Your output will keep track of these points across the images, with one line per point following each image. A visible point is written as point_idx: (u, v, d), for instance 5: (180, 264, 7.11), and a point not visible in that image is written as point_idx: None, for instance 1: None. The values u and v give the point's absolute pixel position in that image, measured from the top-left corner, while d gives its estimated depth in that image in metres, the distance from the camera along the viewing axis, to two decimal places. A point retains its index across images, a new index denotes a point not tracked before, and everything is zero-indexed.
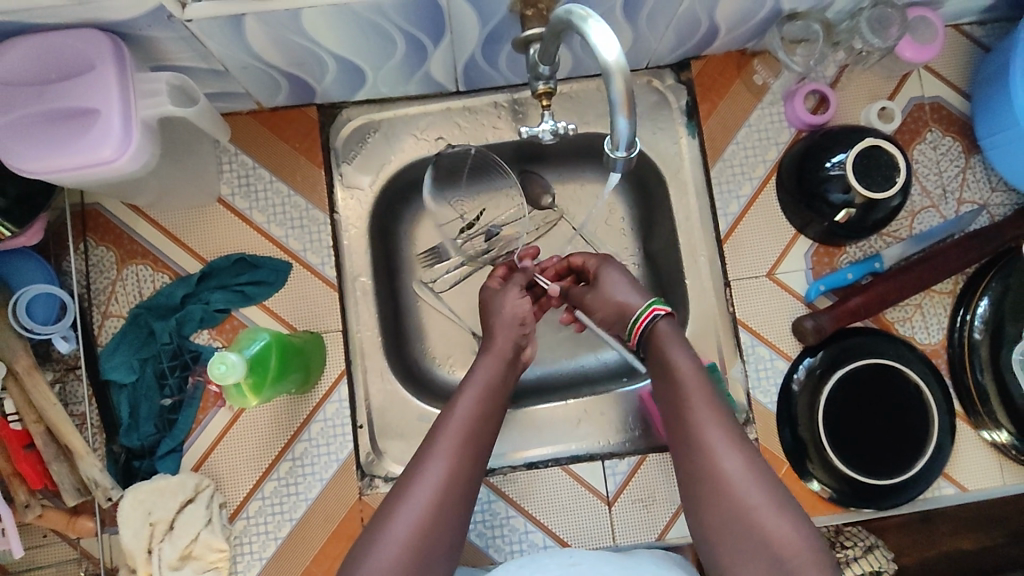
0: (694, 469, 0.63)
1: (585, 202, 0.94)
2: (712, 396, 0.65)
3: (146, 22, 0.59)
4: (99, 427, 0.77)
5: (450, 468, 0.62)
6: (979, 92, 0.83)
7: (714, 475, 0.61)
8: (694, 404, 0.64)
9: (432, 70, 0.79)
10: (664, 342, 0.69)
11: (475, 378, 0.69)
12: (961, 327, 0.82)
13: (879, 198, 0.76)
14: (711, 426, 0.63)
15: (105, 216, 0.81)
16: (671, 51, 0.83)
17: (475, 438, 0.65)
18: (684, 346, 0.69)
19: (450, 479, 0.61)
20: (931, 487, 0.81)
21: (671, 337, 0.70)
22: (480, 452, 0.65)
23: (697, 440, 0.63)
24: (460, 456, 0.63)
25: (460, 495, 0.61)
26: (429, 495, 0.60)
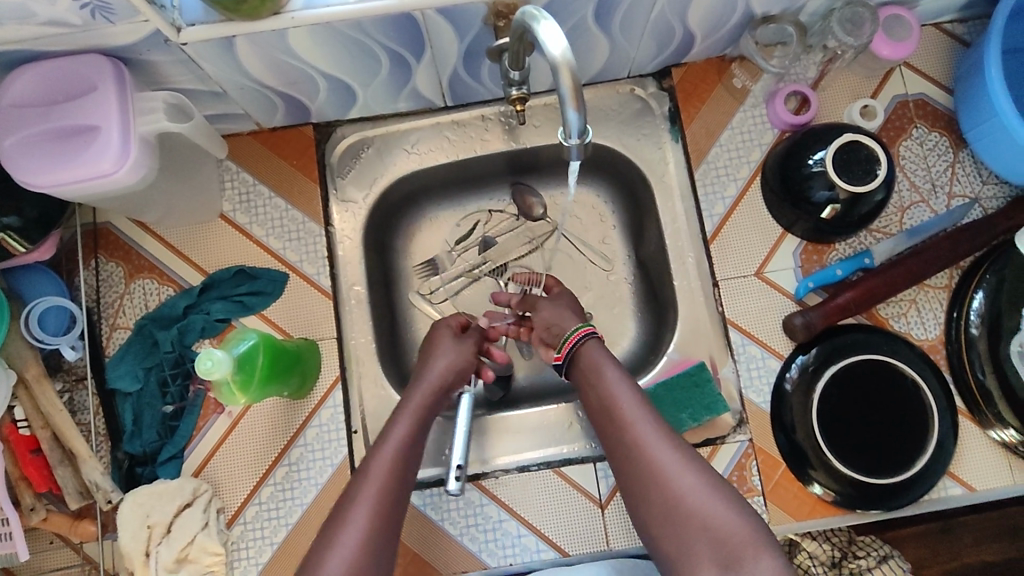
0: (636, 472, 0.65)
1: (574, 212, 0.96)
2: (645, 409, 0.69)
3: (145, 46, 0.65)
4: (105, 435, 0.80)
5: (384, 498, 0.65)
6: (960, 86, 0.84)
7: (653, 475, 0.64)
8: (626, 410, 0.68)
9: (418, 85, 0.82)
10: (589, 356, 0.74)
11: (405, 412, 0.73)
12: (957, 322, 0.81)
13: (861, 192, 0.76)
14: (645, 430, 0.67)
15: (115, 234, 0.85)
16: (651, 59, 0.85)
17: (404, 468, 0.68)
18: (610, 361, 0.74)
19: (384, 509, 0.64)
20: (936, 487, 0.79)
21: (597, 352, 0.75)
22: (409, 475, 0.69)
23: (641, 456, 0.65)
24: (390, 478, 0.66)
25: (392, 529, 0.64)
26: (368, 522, 0.63)
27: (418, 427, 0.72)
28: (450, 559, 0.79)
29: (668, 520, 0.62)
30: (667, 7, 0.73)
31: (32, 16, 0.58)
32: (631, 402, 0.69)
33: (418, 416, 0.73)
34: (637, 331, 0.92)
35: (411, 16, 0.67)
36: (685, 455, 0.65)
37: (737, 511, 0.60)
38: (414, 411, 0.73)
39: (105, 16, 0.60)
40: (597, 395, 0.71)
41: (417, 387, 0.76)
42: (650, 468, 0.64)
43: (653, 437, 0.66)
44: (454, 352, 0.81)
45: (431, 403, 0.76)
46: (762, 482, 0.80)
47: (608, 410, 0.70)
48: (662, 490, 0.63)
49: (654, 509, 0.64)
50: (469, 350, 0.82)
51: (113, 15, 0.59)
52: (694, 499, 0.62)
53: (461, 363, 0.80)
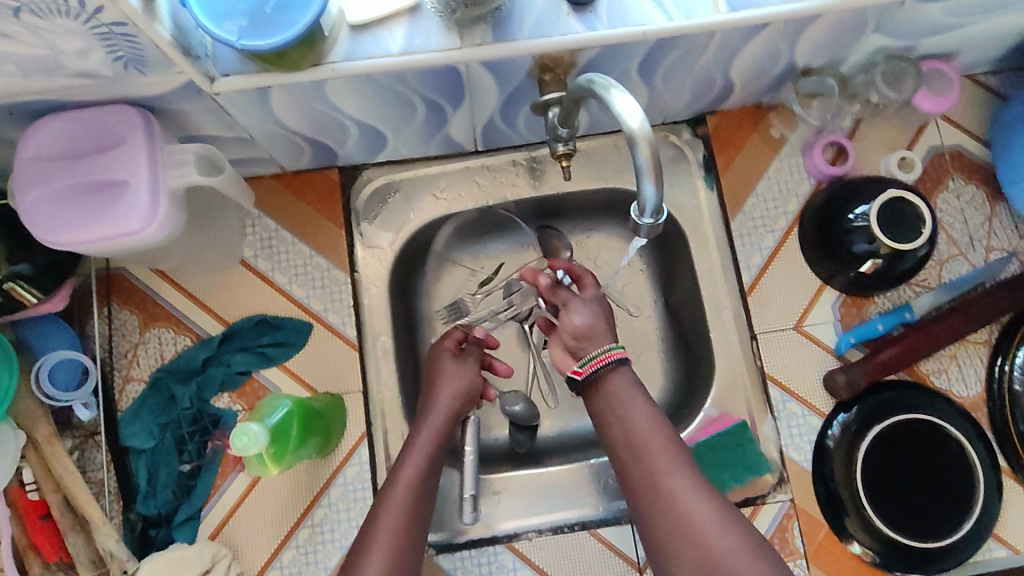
0: (650, 512, 0.58)
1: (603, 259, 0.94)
2: (675, 448, 0.60)
3: (175, 96, 0.61)
4: (117, 494, 0.76)
5: (395, 550, 0.61)
6: (998, 140, 0.83)
7: (668, 515, 0.57)
8: (650, 447, 0.60)
9: (451, 131, 0.80)
10: (616, 391, 0.64)
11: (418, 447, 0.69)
12: (1000, 376, 0.79)
13: (905, 249, 0.75)
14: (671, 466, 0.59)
15: (129, 280, 0.81)
16: (687, 107, 0.83)
17: (413, 512, 0.64)
18: (638, 394, 0.64)
19: (397, 551, 0.61)
20: (980, 549, 0.77)
21: (627, 384, 0.64)
22: (422, 516, 0.65)
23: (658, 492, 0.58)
24: (401, 525, 0.63)
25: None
26: (380, 574, 0.59)
27: (428, 465, 0.69)
28: None
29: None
30: (712, 60, 0.72)
31: (59, 68, 0.55)
32: (656, 439, 0.60)
33: (429, 451, 0.70)
34: (667, 379, 0.89)
35: (454, 69, 0.65)
36: (708, 498, 0.56)
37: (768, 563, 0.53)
38: (424, 448, 0.70)
39: (137, 68, 0.56)
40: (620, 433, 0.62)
41: (425, 424, 0.72)
42: (666, 509, 0.57)
43: (668, 473, 0.58)
44: (456, 374, 0.76)
45: (443, 437, 0.72)
46: (804, 544, 0.78)
47: (630, 449, 0.61)
48: (680, 535, 0.55)
49: (684, 563, 0.55)
50: (471, 371, 0.77)
51: (146, 66, 0.56)
52: (720, 550, 0.53)
53: (467, 385, 0.76)
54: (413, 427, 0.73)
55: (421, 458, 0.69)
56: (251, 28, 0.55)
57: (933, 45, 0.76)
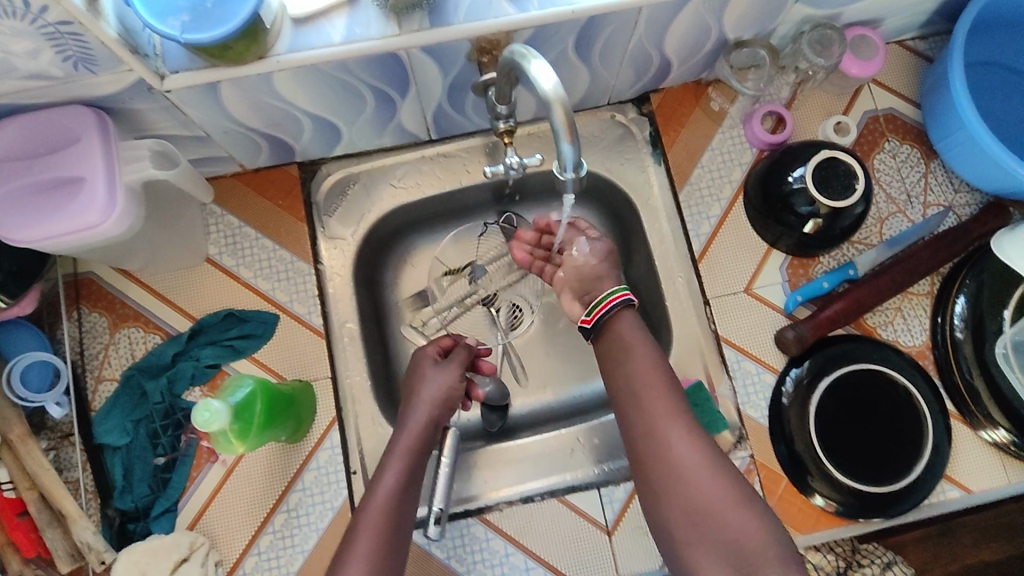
0: (649, 464, 0.65)
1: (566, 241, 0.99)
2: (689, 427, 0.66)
3: (128, 95, 0.64)
4: (94, 492, 0.77)
5: (375, 559, 0.62)
6: (927, 100, 0.87)
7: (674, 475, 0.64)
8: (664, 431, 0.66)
9: (403, 121, 0.83)
10: (624, 329, 0.74)
11: (398, 449, 0.71)
12: (942, 326, 0.83)
13: (842, 206, 0.78)
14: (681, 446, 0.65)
15: (97, 283, 0.84)
16: (630, 85, 0.87)
17: (394, 525, 0.65)
18: (642, 336, 0.73)
19: (380, 554, 0.62)
20: (934, 491, 0.80)
21: (629, 326, 0.74)
22: (406, 517, 0.67)
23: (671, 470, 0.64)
24: (379, 540, 0.63)
25: None
26: (365, 570, 0.61)
27: (409, 474, 0.69)
28: None
29: (681, 513, 0.63)
30: (645, 36, 0.75)
31: (12, 70, 0.57)
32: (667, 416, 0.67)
33: (408, 457, 0.70)
34: None
35: (396, 55, 0.68)
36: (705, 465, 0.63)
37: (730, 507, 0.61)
38: (402, 457, 0.70)
39: (87, 68, 0.59)
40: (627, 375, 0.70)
41: (402, 431, 0.73)
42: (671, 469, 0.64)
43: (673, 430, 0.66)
44: (437, 376, 0.77)
45: (425, 441, 0.73)
46: (766, 497, 0.80)
47: (640, 404, 0.68)
48: (666, 498, 0.64)
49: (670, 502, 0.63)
50: (451, 374, 0.78)
51: (96, 65, 0.59)
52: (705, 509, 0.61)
53: (447, 391, 0.76)
54: (391, 436, 0.73)
55: (400, 465, 0.69)
56: (193, 23, 0.58)
57: (856, 11, 0.80)
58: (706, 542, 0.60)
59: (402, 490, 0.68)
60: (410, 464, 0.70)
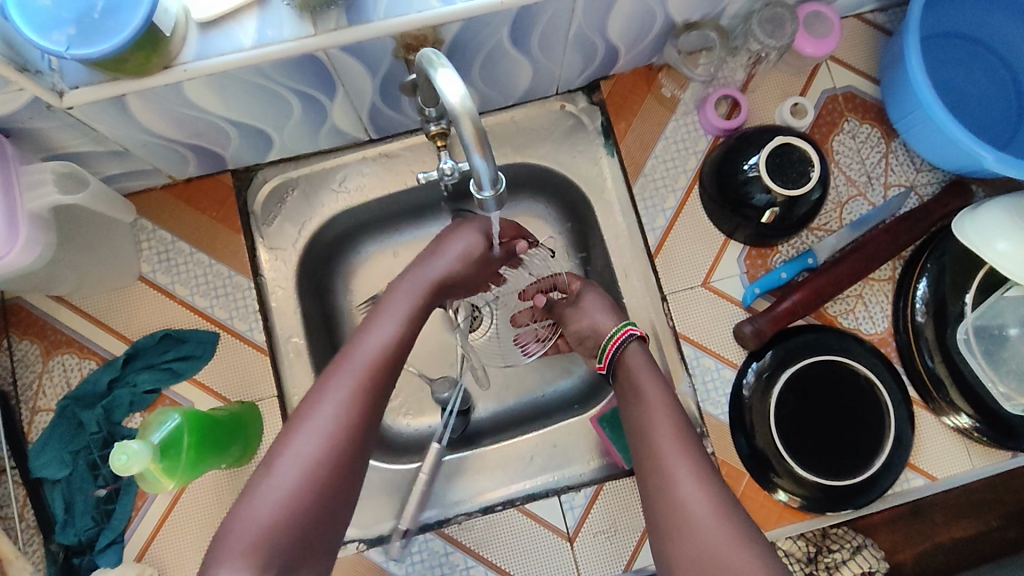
0: (656, 502, 0.62)
1: None
2: (686, 446, 0.63)
3: (27, 114, 0.60)
4: (35, 528, 0.75)
5: (350, 406, 0.61)
6: (886, 76, 0.83)
7: (673, 503, 0.60)
8: (664, 444, 0.64)
9: (337, 122, 0.79)
10: (634, 365, 0.71)
11: (399, 296, 0.70)
12: (904, 312, 0.81)
13: (797, 194, 0.75)
14: (682, 467, 0.62)
15: (26, 309, 0.80)
16: (578, 74, 0.83)
17: (379, 381, 0.63)
18: (650, 371, 0.70)
19: (358, 402, 0.61)
20: (898, 480, 0.78)
21: (640, 360, 0.71)
22: (393, 369, 0.66)
23: (669, 493, 0.61)
24: (358, 391, 0.62)
25: (355, 441, 0.61)
26: (338, 410, 0.60)
27: (404, 334, 0.67)
28: None
29: (690, 563, 0.57)
30: (586, 21, 0.71)
31: None
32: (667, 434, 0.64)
33: (408, 311, 0.69)
34: None
35: (314, 57, 0.63)
36: (708, 493, 0.60)
37: (736, 541, 0.57)
38: (399, 316, 0.68)
39: None
40: (640, 417, 0.67)
41: (405, 284, 0.72)
42: (670, 497, 0.61)
43: (682, 469, 0.62)
44: (462, 233, 0.76)
45: (432, 296, 0.73)
46: None
47: (648, 439, 0.65)
48: (667, 525, 0.60)
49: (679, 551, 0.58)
50: (473, 236, 0.76)
51: None
52: (703, 539, 0.57)
53: (473, 250, 0.75)
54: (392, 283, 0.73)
55: (398, 321, 0.68)
56: (80, 36, 0.53)
57: None
58: None
59: (394, 342, 0.66)
60: (408, 324, 0.68)
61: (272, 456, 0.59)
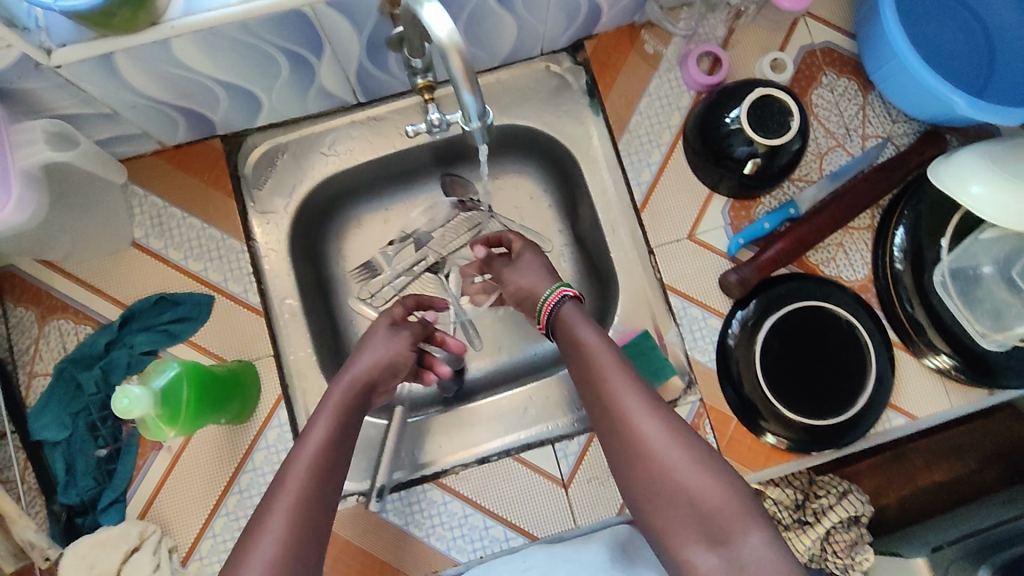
0: (615, 445, 0.60)
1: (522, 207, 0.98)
2: (636, 384, 0.63)
3: (15, 74, 0.60)
4: (38, 489, 0.76)
5: (303, 506, 0.55)
6: (862, 30, 0.86)
7: (631, 441, 0.59)
8: (614, 384, 0.63)
9: (325, 83, 0.80)
10: (571, 321, 0.70)
11: (332, 396, 0.66)
12: (883, 259, 0.83)
13: (778, 144, 0.77)
14: (635, 406, 0.61)
15: (20, 276, 0.80)
16: (561, 33, 0.84)
17: (322, 481, 0.58)
18: (587, 322, 0.69)
19: (308, 504, 0.56)
20: (880, 420, 0.81)
21: (577, 316, 0.70)
22: (339, 466, 0.61)
23: (628, 432, 0.60)
24: (307, 488, 0.57)
25: (313, 543, 0.55)
26: (290, 514, 0.54)
27: (340, 427, 0.63)
28: (419, 563, 0.78)
29: (655, 496, 0.57)
30: None
31: None
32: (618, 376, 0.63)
33: (340, 411, 0.65)
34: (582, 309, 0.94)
35: (300, 13, 0.64)
36: (666, 425, 0.59)
37: (690, 458, 0.57)
38: (334, 411, 0.64)
39: None
40: (582, 367, 0.66)
41: (337, 383, 0.68)
42: (630, 436, 0.59)
43: (630, 401, 0.61)
44: (382, 343, 0.75)
45: (355, 400, 0.67)
46: (717, 440, 0.81)
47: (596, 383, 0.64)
48: (630, 466, 0.59)
49: (639, 482, 0.59)
50: (398, 341, 0.76)
51: None
52: (671, 469, 0.57)
53: (393, 355, 0.74)
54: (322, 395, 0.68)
55: (331, 417, 0.63)
56: None
57: None
58: (683, 513, 0.55)
59: (335, 439, 0.62)
60: (343, 416, 0.64)
61: None
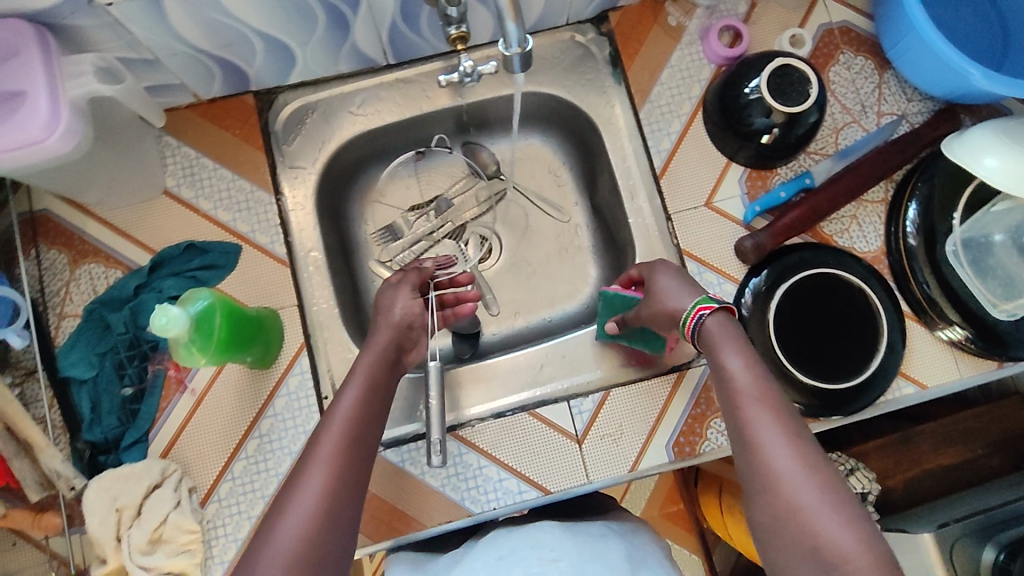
0: (746, 472, 0.57)
1: (540, 176, 1.00)
2: (775, 410, 0.59)
3: (68, 9, 0.63)
4: (63, 427, 0.77)
5: (337, 461, 0.58)
6: (880, 10, 0.88)
7: (761, 471, 0.56)
8: (751, 407, 0.59)
9: (357, 41, 0.82)
10: (718, 337, 0.64)
11: (367, 355, 0.68)
12: (896, 234, 0.85)
13: (796, 112, 0.79)
14: (771, 435, 0.57)
15: (54, 221, 0.82)
16: (587, 3, 0.87)
17: (355, 443, 0.60)
18: (735, 343, 0.63)
19: (343, 462, 0.58)
20: (890, 388, 0.82)
21: (724, 332, 0.64)
22: (373, 426, 0.63)
23: (758, 461, 0.56)
24: (343, 447, 0.59)
25: (350, 495, 0.57)
26: (328, 471, 0.57)
27: (370, 391, 0.64)
28: (433, 512, 0.79)
29: (774, 529, 0.54)
30: None
31: None
32: (751, 395, 0.60)
33: (374, 371, 0.66)
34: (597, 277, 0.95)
35: None
36: (800, 456, 0.56)
37: (827, 503, 0.53)
38: (364, 377, 0.65)
39: None
40: (722, 382, 0.62)
41: (367, 348, 0.69)
42: (758, 463, 0.56)
43: (766, 428, 0.57)
44: (392, 304, 0.73)
45: (390, 357, 0.69)
46: None
47: (734, 403, 0.60)
48: (755, 496, 0.56)
49: (761, 513, 0.56)
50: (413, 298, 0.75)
51: None
52: (800, 508, 0.53)
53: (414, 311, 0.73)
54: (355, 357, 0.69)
55: (362, 381, 0.65)
56: None
57: None
58: (801, 554, 0.53)
59: (367, 399, 0.63)
60: (374, 378, 0.65)
61: (265, 530, 0.54)
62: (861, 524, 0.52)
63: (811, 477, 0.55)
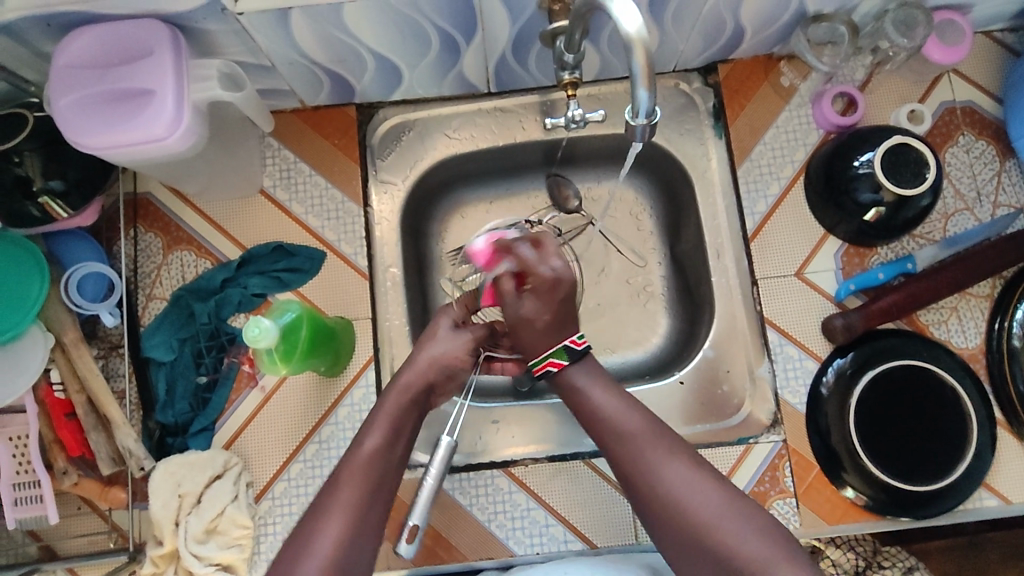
0: (645, 495, 0.63)
1: (622, 221, 0.96)
2: (655, 433, 0.65)
3: (201, 15, 0.65)
4: (138, 404, 0.81)
5: (354, 517, 0.59)
6: (1011, 95, 0.83)
7: (662, 494, 0.62)
8: (636, 436, 0.65)
9: (464, 68, 0.83)
10: (581, 380, 0.69)
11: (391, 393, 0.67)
12: (999, 331, 0.80)
13: (909, 195, 0.75)
14: (661, 456, 0.64)
15: (155, 205, 0.86)
16: (698, 54, 0.85)
17: (372, 488, 0.61)
18: (601, 382, 0.69)
19: (357, 518, 0.59)
20: (970, 497, 0.78)
21: (592, 373, 0.70)
22: (388, 480, 0.63)
23: (657, 481, 0.63)
24: (362, 496, 0.60)
25: (362, 545, 0.59)
26: (343, 526, 0.58)
27: (394, 433, 0.65)
28: (475, 546, 0.78)
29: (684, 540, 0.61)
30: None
31: None
32: (633, 423, 0.66)
33: (395, 418, 0.65)
34: (669, 328, 0.93)
35: None
36: (692, 471, 0.63)
37: (724, 510, 0.61)
38: (387, 418, 0.65)
39: None
40: (600, 418, 0.67)
41: (391, 387, 0.67)
42: (655, 485, 0.63)
43: (655, 452, 0.64)
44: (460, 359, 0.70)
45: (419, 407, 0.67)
46: (795, 484, 0.79)
47: (618, 436, 0.66)
48: (661, 516, 0.62)
49: (668, 528, 0.62)
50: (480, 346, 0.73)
51: None
52: (705, 520, 0.60)
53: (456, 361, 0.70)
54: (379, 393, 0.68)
55: (387, 423, 0.65)
56: None
57: None
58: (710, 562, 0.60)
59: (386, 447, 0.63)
60: (400, 420, 0.65)
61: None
62: (757, 528, 0.60)
63: (704, 488, 0.62)
